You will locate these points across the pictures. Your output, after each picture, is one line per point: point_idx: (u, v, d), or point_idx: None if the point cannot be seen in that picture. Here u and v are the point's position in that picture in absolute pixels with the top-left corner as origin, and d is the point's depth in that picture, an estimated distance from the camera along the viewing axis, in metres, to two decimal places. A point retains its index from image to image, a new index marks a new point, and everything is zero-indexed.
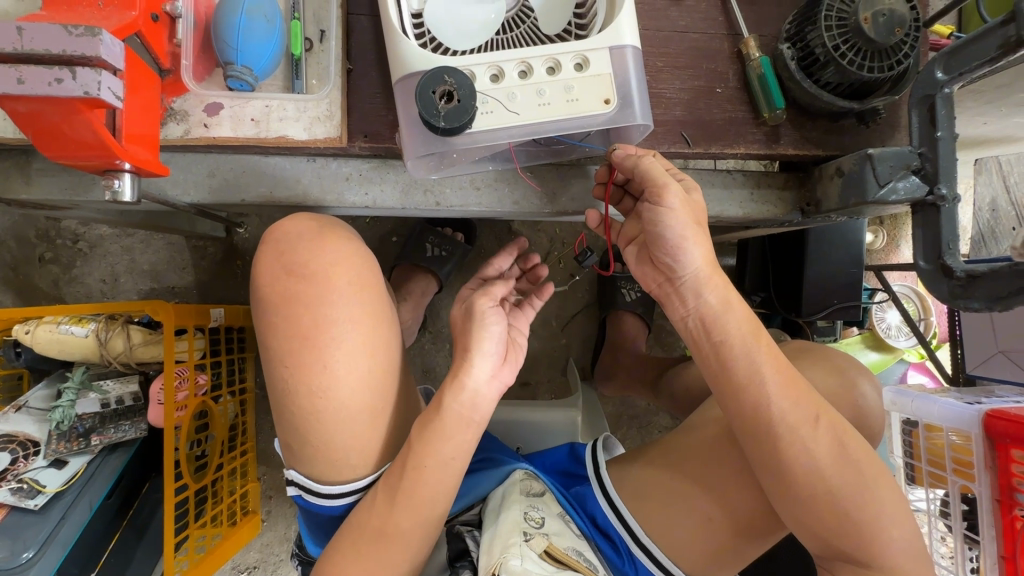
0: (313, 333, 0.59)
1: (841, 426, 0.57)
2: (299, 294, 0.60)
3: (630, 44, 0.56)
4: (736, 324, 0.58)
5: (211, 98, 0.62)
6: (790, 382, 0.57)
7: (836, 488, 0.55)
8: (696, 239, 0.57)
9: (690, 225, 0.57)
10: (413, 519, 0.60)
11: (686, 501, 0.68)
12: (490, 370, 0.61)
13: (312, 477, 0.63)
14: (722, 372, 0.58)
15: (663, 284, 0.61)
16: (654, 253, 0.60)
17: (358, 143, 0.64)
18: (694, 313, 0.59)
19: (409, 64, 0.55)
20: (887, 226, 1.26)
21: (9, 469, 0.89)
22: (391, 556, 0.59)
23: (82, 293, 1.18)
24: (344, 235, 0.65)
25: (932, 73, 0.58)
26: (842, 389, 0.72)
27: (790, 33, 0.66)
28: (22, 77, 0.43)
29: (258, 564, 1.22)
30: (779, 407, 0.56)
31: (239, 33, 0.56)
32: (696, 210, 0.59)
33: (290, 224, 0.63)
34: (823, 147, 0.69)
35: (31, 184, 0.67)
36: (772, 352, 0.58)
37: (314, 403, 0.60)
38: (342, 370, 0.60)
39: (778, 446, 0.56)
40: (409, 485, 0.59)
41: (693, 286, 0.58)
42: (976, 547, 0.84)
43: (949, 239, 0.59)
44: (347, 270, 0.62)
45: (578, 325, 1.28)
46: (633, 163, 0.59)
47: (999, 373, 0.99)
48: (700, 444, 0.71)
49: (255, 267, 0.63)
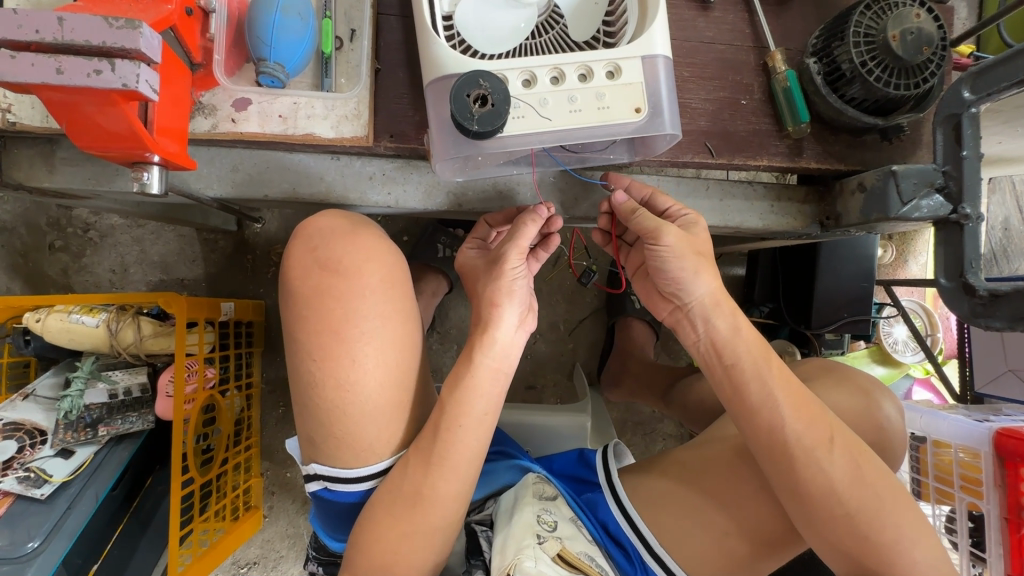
0: (343, 328, 0.59)
1: (857, 450, 0.57)
2: (331, 289, 0.60)
3: (661, 53, 0.56)
4: (746, 349, 0.59)
5: (240, 93, 0.62)
6: (802, 405, 0.57)
7: (854, 511, 0.55)
8: (701, 268, 0.59)
9: (690, 256, 0.58)
10: (451, 483, 0.59)
11: (705, 517, 0.68)
12: (516, 321, 0.61)
13: (335, 468, 0.62)
14: (735, 394, 0.58)
15: (673, 311, 0.62)
16: (659, 282, 0.61)
17: (383, 143, 0.65)
18: (705, 338, 0.60)
19: (442, 65, 0.55)
20: (896, 241, 1.27)
21: (16, 458, 0.88)
22: (426, 524, 0.59)
23: (92, 282, 1.18)
24: (375, 233, 0.65)
25: (958, 92, 0.58)
26: (866, 408, 0.72)
27: (816, 47, 0.67)
28: (61, 67, 0.43)
29: (258, 560, 1.21)
30: (793, 429, 0.56)
31: (273, 29, 0.56)
32: (698, 243, 0.60)
33: (321, 220, 0.64)
34: (845, 161, 0.70)
35: (54, 173, 0.67)
36: (783, 372, 0.58)
37: (341, 397, 0.60)
38: (371, 366, 0.60)
39: (793, 469, 0.56)
40: (442, 450, 0.59)
41: (700, 313, 0.60)
42: (981, 564, 0.84)
43: (972, 257, 0.59)
44: (377, 267, 0.62)
45: (586, 329, 1.28)
46: (631, 212, 0.61)
47: (1009, 392, 0.99)
48: (716, 455, 0.72)
49: (286, 261, 0.63)
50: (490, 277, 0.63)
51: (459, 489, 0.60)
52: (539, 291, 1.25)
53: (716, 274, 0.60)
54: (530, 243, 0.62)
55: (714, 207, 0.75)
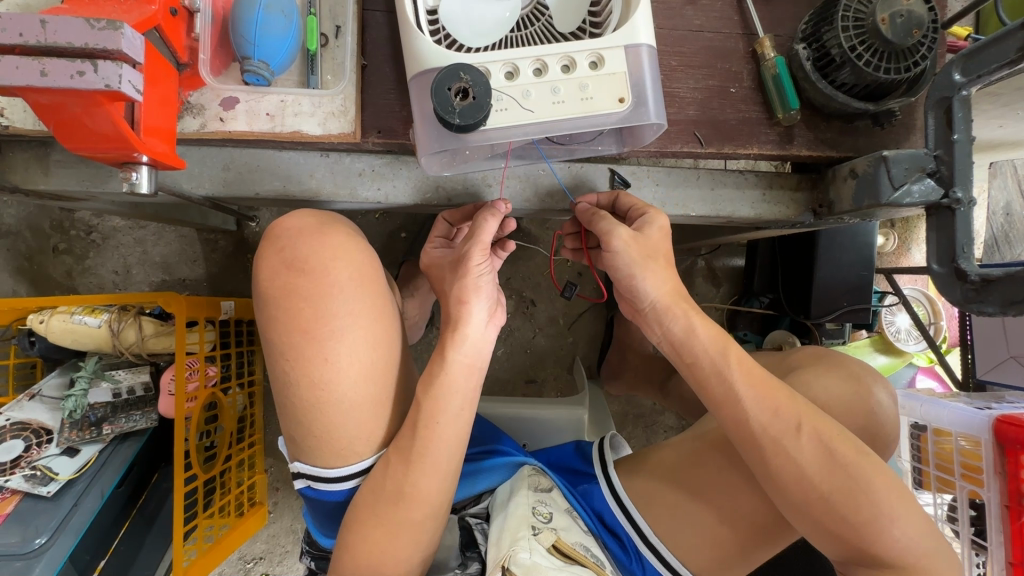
0: (312, 327, 0.60)
1: (827, 432, 0.57)
2: (298, 289, 0.60)
3: (645, 42, 0.56)
4: (702, 346, 0.59)
5: (227, 92, 0.62)
6: (766, 395, 0.57)
7: (829, 495, 0.55)
8: (647, 271, 0.60)
9: (637, 260, 0.60)
10: (430, 481, 0.60)
11: (696, 509, 0.68)
12: (486, 316, 0.62)
13: (315, 467, 0.63)
14: (698, 389, 0.60)
15: (635, 314, 0.65)
16: (618, 289, 0.64)
17: (371, 138, 0.65)
18: (664, 337, 0.62)
19: (424, 60, 0.55)
20: (898, 229, 1.25)
21: (23, 456, 0.90)
22: (408, 520, 0.60)
23: (95, 283, 1.19)
24: (345, 230, 0.65)
25: (949, 74, 0.57)
26: (856, 397, 0.72)
27: (806, 33, 0.66)
28: (45, 69, 0.44)
29: (264, 554, 1.23)
30: (757, 420, 0.57)
31: (256, 27, 0.57)
32: (649, 246, 0.61)
33: (290, 221, 0.64)
34: (836, 148, 0.69)
35: (49, 175, 0.68)
36: (742, 364, 0.59)
37: (316, 395, 0.60)
38: (344, 364, 0.60)
39: (763, 457, 0.56)
40: (421, 448, 0.59)
41: (653, 315, 0.61)
42: (983, 553, 0.83)
43: (963, 242, 0.58)
44: (347, 264, 0.62)
45: (586, 322, 1.28)
46: (592, 216, 0.64)
47: (1010, 378, 0.98)
48: (704, 445, 0.72)
49: (256, 263, 0.63)
50: (456, 276, 0.62)
51: (441, 484, 0.61)
52: (538, 285, 1.25)
53: (666, 274, 0.61)
54: (491, 238, 0.61)
55: (704, 196, 0.74)
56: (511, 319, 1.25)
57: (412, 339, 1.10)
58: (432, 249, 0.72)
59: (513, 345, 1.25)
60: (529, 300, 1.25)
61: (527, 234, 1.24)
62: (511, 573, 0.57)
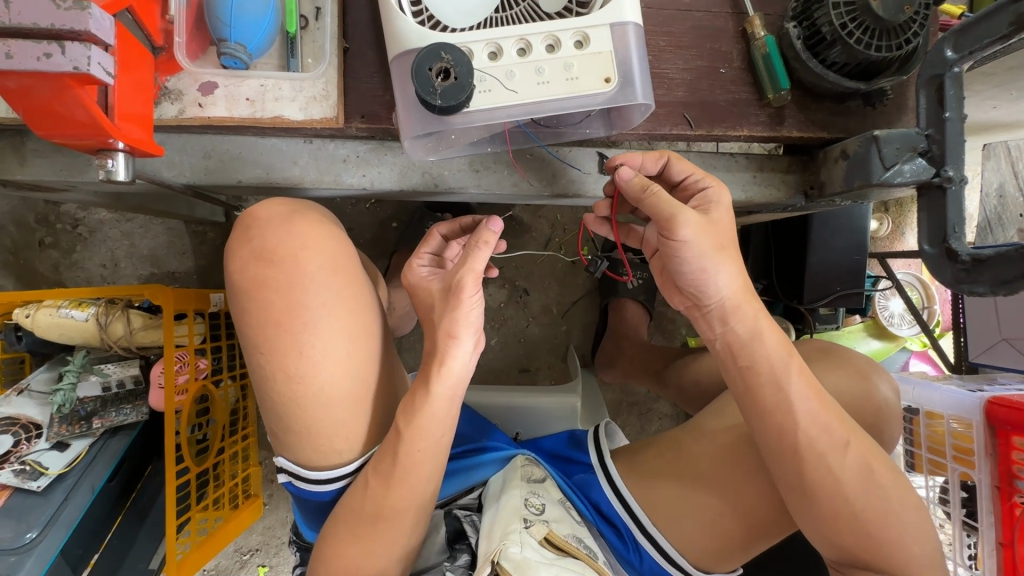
0: (286, 320, 0.59)
1: (870, 452, 0.58)
2: (269, 280, 0.59)
3: (631, 20, 0.54)
4: (764, 352, 0.57)
5: (205, 76, 0.61)
6: (822, 411, 0.57)
7: (861, 510, 0.57)
8: (722, 263, 0.55)
9: (711, 250, 0.55)
10: (420, 472, 0.60)
11: (697, 505, 0.68)
12: (472, 346, 0.60)
13: (298, 465, 0.63)
14: (749, 398, 0.58)
15: (690, 308, 0.60)
16: (679, 282, 0.58)
17: (355, 124, 0.64)
18: (722, 338, 0.58)
19: (405, 40, 0.54)
20: (892, 213, 1.25)
21: (13, 451, 0.89)
22: (397, 507, 0.60)
23: (82, 277, 1.18)
24: (316, 217, 0.64)
25: (942, 51, 0.56)
26: (861, 392, 0.72)
27: (796, 11, 0.65)
28: (10, 51, 0.42)
29: (260, 546, 1.23)
30: (807, 434, 0.56)
31: (232, 9, 0.55)
32: (719, 231, 0.56)
33: (261, 210, 0.63)
34: (828, 129, 0.68)
35: (26, 165, 0.66)
36: (805, 376, 0.57)
37: (294, 388, 0.60)
38: (321, 357, 0.59)
39: (803, 469, 0.56)
40: (401, 473, 0.59)
41: (719, 314, 0.57)
42: (975, 534, 0.83)
43: (955, 222, 0.58)
44: (320, 253, 0.61)
45: (579, 311, 1.27)
46: (642, 190, 0.56)
47: (1004, 361, 0.98)
48: (715, 437, 0.71)
49: (228, 258, 0.62)
50: (446, 306, 0.59)
51: (431, 473, 0.61)
52: (530, 274, 1.24)
53: (739, 269, 0.57)
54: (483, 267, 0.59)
55: None
56: (503, 308, 1.24)
57: (402, 331, 1.09)
58: (418, 265, 0.68)
59: (507, 335, 1.25)
60: (522, 289, 1.24)
61: (519, 223, 1.23)
62: (501, 568, 0.56)
